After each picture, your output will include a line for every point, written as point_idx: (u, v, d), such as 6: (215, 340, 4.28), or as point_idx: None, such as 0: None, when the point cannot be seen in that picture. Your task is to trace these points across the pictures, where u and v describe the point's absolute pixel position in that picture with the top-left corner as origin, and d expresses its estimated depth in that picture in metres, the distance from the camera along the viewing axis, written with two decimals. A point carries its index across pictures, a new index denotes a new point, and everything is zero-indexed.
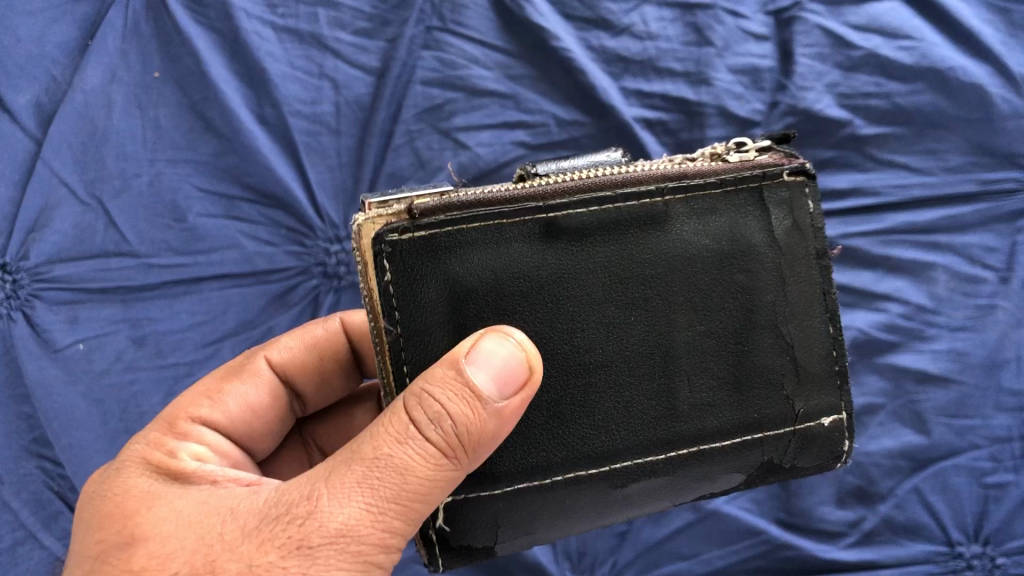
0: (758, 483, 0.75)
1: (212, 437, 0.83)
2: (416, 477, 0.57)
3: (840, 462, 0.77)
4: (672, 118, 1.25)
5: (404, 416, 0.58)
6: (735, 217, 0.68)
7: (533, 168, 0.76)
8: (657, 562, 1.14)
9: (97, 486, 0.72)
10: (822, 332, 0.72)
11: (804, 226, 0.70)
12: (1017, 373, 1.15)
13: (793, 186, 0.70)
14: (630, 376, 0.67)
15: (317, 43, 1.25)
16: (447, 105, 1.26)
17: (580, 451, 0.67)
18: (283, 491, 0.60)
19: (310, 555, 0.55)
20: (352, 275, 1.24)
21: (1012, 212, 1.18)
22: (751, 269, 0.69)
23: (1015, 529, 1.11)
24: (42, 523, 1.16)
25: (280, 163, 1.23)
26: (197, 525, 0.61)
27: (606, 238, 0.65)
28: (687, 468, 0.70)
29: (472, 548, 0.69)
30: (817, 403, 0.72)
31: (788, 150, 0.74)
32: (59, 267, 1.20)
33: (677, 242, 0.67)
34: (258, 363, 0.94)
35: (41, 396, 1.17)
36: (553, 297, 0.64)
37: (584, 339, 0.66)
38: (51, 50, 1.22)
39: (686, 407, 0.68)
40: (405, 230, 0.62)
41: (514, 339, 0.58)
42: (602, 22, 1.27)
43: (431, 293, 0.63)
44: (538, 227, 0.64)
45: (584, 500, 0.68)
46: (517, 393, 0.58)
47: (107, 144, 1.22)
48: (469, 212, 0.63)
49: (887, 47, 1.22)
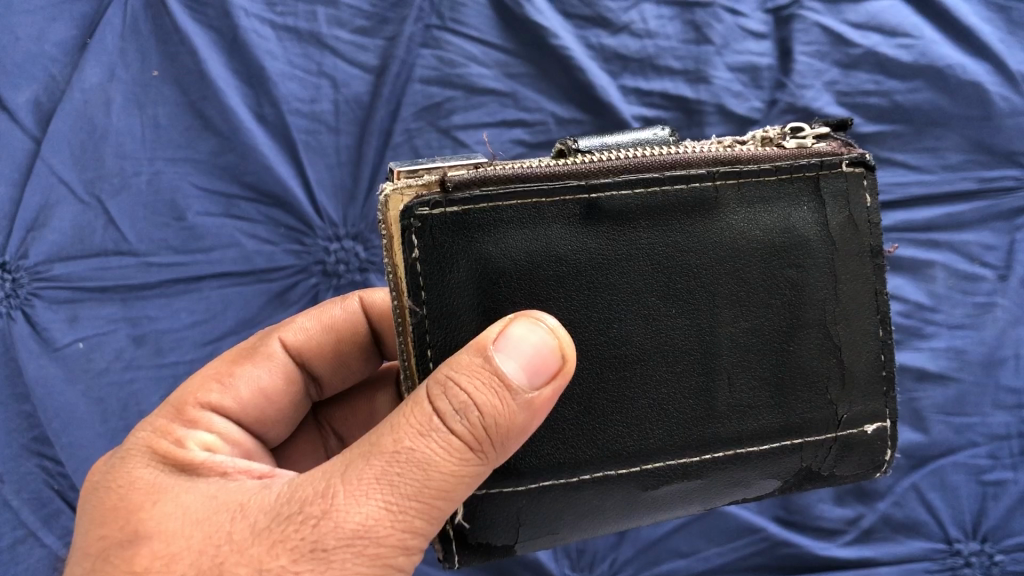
0: (794, 490, 0.76)
1: (221, 424, 0.84)
2: (439, 473, 0.57)
3: (879, 472, 0.77)
4: (671, 116, 1.25)
5: (428, 407, 0.58)
6: (789, 207, 0.68)
7: (574, 144, 0.75)
8: (656, 560, 1.14)
9: (101, 476, 0.72)
10: (872, 335, 0.72)
11: (859, 221, 0.70)
12: (1016, 371, 1.15)
13: (851, 177, 0.70)
14: (668, 370, 0.67)
15: (316, 42, 1.25)
16: (447, 103, 1.26)
17: (611, 449, 0.67)
18: (295, 488, 0.59)
19: (326, 559, 0.55)
20: (352, 274, 1.23)
21: (1011, 210, 1.18)
22: (801, 265, 0.69)
23: (1013, 526, 1.12)
24: (42, 521, 1.16)
25: (280, 161, 1.23)
26: (204, 523, 0.61)
27: (650, 224, 0.65)
28: (724, 471, 0.70)
29: (490, 546, 0.69)
30: (862, 410, 0.73)
31: (845, 138, 0.73)
32: (60, 266, 1.20)
33: (726, 232, 0.67)
34: (271, 345, 0.94)
35: (41, 395, 1.18)
36: (590, 284, 0.64)
37: (622, 330, 0.66)
38: (49, 49, 1.22)
39: (725, 408, 0.69)
40: (437, 204, 0.61)
41: (546, 325, 0.58)
42: (601, 20, 1.27)
43: (460, 276, 0.62)
44: (579, 209, 0.63)
45: (611, 500, 0.69)
46: (548, 383, 0.58)
47: (106, 142, 1.22)
48: (505, 187, 0.62)
49: (886, 45, 1.22)
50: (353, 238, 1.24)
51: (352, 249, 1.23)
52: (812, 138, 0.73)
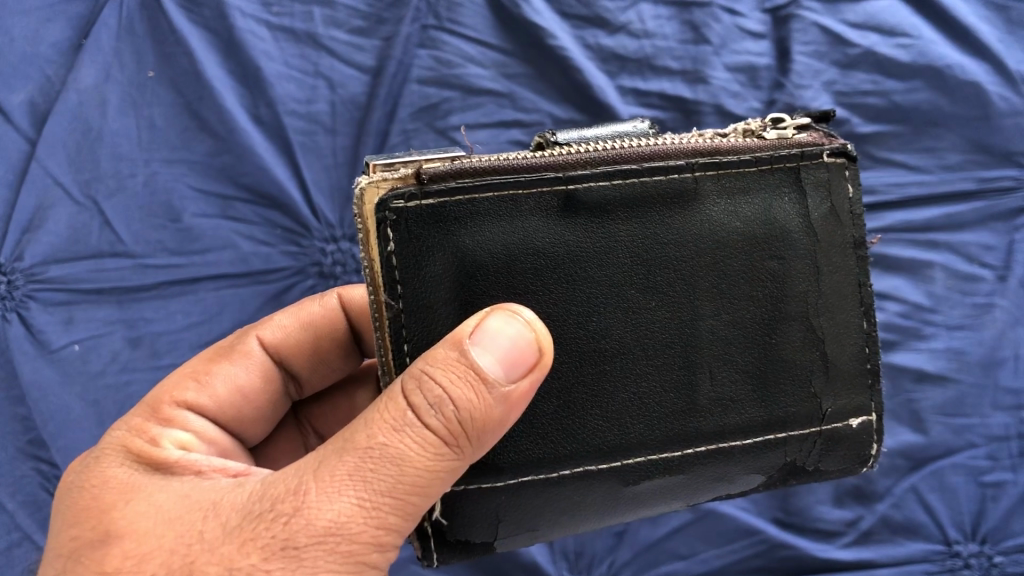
0: (778, 486, 0.76)
1: (197, 422, 0.84)
2: (414, 468, 0.57)
3: (865, 466, 0.77)
4: (669, 116, 1.25)
5: (401, 402, 0.57)
6: (769, 198, 0.68)
7: (553, 136, 0.74)
8: (655, 562, 1.14)
9: (75, 476, 0.71)
10: (856, 327, 0.71)
11: (841, 212, 0.70)
12: (1016, 371, 1.15)
13: (833, 167, 0.69)
14: (648, 364, 0.67)
15: (312, 42, 1.24)
16: (443, 104, 1.25)
17: (590, 444, 0.66)
18: (268, 485, 0.59)
19: (297, 557, 0.55)
20: (348, 275, 1.23)
21: (1010, 210, 1.18)
22: (782, 256, 0.68)
23: (1013, 527, 1.11)
24: (37, 524, 1.15)
25: (276, 162, 1.22)
26: (176, 522, 0.60)
27: (629, 215, 0.65)
28: (706, 466, 0.70)
29: (469, 543, 0.69)
30: (847, 404, 0.72)
31: (828, 129, 0.73)
32: (54, 268, 1.19)
33: (705, 223, 0.66)
34: (249, 344, 0.94)
35: (37, 397, 1.17)
36: (568, 277, 0.64)
37: (601, 323, 0.65)
38: (45, 50, 1.22)
39: (706, 402, 0.68)
40: (413, 197, 0.61)
41: (522, 318, 0.58)
42: (598, 20, 1.26)
43: (437, 269, 0.62)
44: (556, 200, 0.63)
45: (591, 497, 0.68)
46: (525, 376, 0.57)
47: (101, 143, 1.22)
48: (481, 179, 0.62)
49: (884, 45, 1.22)
50: (349, 240, 1.23)
51: (347, 250, 1.23)
52: (794, 129, 0.72)
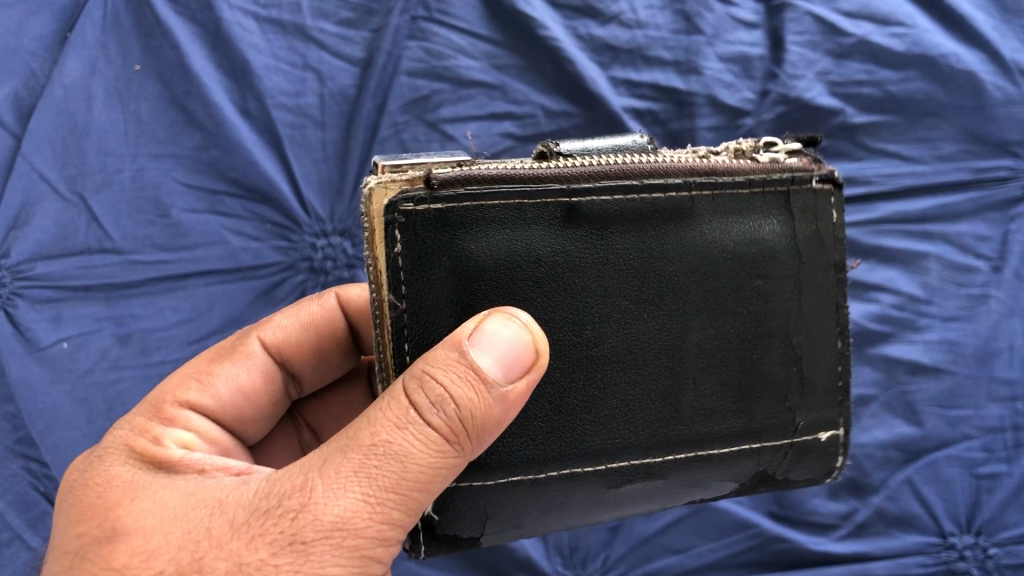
0: (749, 492, 0.76)
1: (199, 422, 0.82)
2: (416, 465, 0.56)
3: (830, 477, 0.77)
4: (661, 108, 1.24)
5: (404, 400, 0.56)
6: (760, 219, 0.67)
7: (556, 146, 0.72)
8: (648, 556, 1.13)
9: (77, 475, 0.70)
10: (830, 346, 0.72)
11: (825, 236, 0.70)
12: (1011, 362, 1.15)
13: (819, 194, 0.69)
14: (638, 373, 0.66)
15: (300, 34, 1.23)
16: (434, 96, 1.24)
17: (579, 448, 0.65)
18: (274, 482, 0.58)
19: (304, 551, 0.54)
20: (339, 270, 1.22)
21: (1003, 200, 1.17)
22: (769, 275, 0.68)
23: (1008, 519, 1.11)
24: (27, 523, 1.14)
25: (264, 156, 1.21)
26: (183, 518, 0.59)
27: (628, 230, 0.63)
28: (682, 471, 0.69)
29: (457, 538, 0.67)
30: (818, 417, 0.72)
31: (816, 154, 0.72)
32: (42, 265, 1.18)
33: (699, 240, 0.65)
34: (250, 344, 0.93)
35: (25, 397, 1.15)
36: (566, 286, 0.63)
37: (595, 331, 0.64)
38: (29, 43, 1.19)
39: (689, 411, 0.68)
40: (421, 201, 0.59)
41: (520, 321, 0.57)
42: (590, 10, 1.25)
43: (438, 271, 0.60)
44: (559, 212, 0.62)
45: (578, 496, 0.68)
46: (522, 377, 0.57)
47: (88, 138, 1.20)
48: (489, 187, 0.60)
49: (878, 34, 1.21)
50: (339, 234, 1.22)
51: (338, 244, 1.22)
52: (785, 153, 0.72)
